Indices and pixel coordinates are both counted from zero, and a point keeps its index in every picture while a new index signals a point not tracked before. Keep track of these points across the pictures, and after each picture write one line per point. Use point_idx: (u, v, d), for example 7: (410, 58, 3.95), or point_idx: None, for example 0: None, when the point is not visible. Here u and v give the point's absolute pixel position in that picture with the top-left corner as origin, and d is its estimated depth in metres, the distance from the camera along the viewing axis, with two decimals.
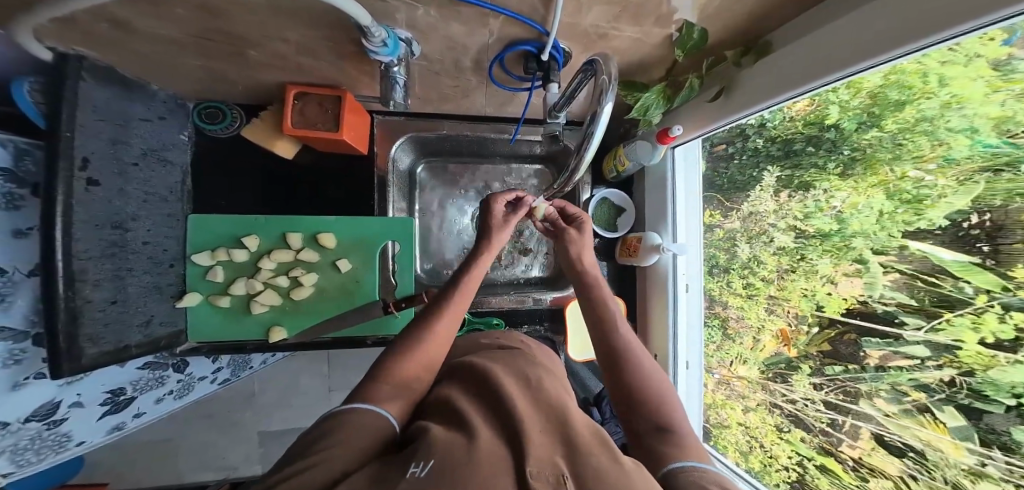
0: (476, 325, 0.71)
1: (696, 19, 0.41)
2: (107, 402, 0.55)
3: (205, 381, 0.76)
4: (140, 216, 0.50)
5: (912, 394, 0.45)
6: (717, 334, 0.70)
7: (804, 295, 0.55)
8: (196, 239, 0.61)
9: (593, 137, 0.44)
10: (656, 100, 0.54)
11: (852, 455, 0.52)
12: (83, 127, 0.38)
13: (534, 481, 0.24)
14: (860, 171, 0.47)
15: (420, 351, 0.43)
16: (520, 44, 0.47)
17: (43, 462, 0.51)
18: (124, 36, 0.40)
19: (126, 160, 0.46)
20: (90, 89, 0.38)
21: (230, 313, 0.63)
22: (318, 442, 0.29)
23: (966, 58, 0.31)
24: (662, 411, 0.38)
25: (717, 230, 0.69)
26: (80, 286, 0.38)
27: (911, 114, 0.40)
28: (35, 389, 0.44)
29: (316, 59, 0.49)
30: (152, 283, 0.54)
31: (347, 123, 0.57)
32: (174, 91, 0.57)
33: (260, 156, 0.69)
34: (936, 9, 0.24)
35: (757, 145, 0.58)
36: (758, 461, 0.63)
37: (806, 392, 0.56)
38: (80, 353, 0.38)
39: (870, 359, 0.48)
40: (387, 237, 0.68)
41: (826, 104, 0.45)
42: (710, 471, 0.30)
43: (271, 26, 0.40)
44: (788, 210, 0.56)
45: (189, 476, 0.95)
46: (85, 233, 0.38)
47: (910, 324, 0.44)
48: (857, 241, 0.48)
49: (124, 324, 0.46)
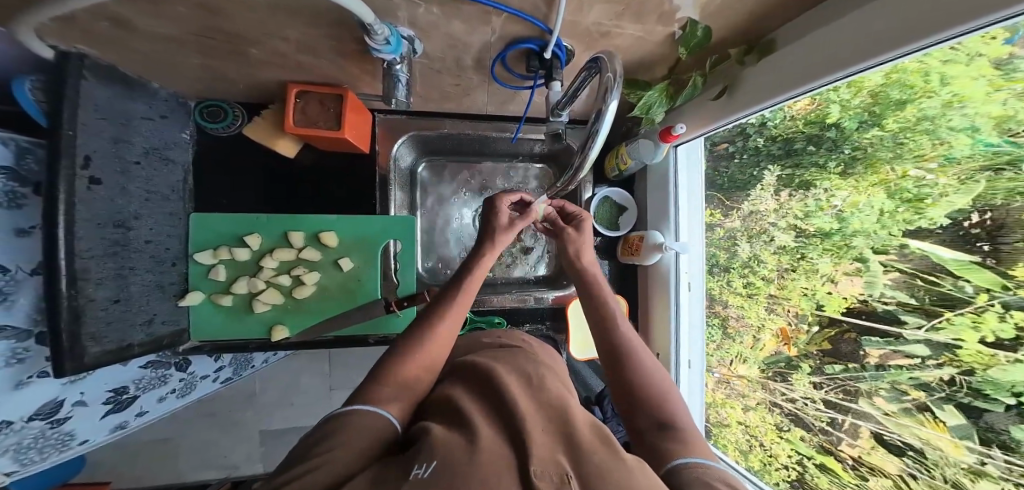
0: (477, 324, 0.71)
1: (699, 17, 0.42)
2: (109, 401, 0.55)
3: (207, 380, 0.76)
4: (142, 214, 0.50)
5: (911, 392, 0.45)
6: (717, 333, 0.70)
7: (804, 294, 0.55)
8: (198, 238, 0.61)
9: (597, 135, 0.44)
10: (658, 98, 0.54)
11: (852, 453, 0.52)
12: (85, 125, 0.38)
13: (539, 481, 0.24)
14: (860, 170, 0.47)
15: (421, 351, 0.43)
16: (522, 42, 0.47)
17: (46, 461, 0.51)
18: (125, 34, 0.40)
19: (127, 159, 0.46)
20: (91, 87, 0.38)
21: (232, 313, 0.63)
22: (320, 444, 0.29)
23: (968, 57, 0.31)
24: (663, 408, 0.38)
25: (717, 229, 0.69)
26: (83, 285, 0.38)
27: (912, 113, 0.40)
28: (38, 388, 0.44)
29: (318, 57, 0.49)
30: (154, 282, 0.54)
31: (349, 121, 0.57)
32: (175, 89, 0.57)
33: (261, 155, 0.69)
34: (940, 8, 0.24)
35: (758, 144, 0.58)
36: (759, 460, 0.63)
37: (806, 390, 0.57)
38: (83, 352, 0.38)
39: (870, 358, 0.48)
40: (388, 235, 0.68)
41: (828, 103, 0.45)
42: (713, 467, 0.30)
43: (273, 24, 0.40)
44: (788, 209, 0.57)
45: (190, 474, 0.96)
46: (87, 232, 0.38)
47: (910, 322, 0.44)
48: (857, 240, 0.48)
49: (127, 323, 0.46)
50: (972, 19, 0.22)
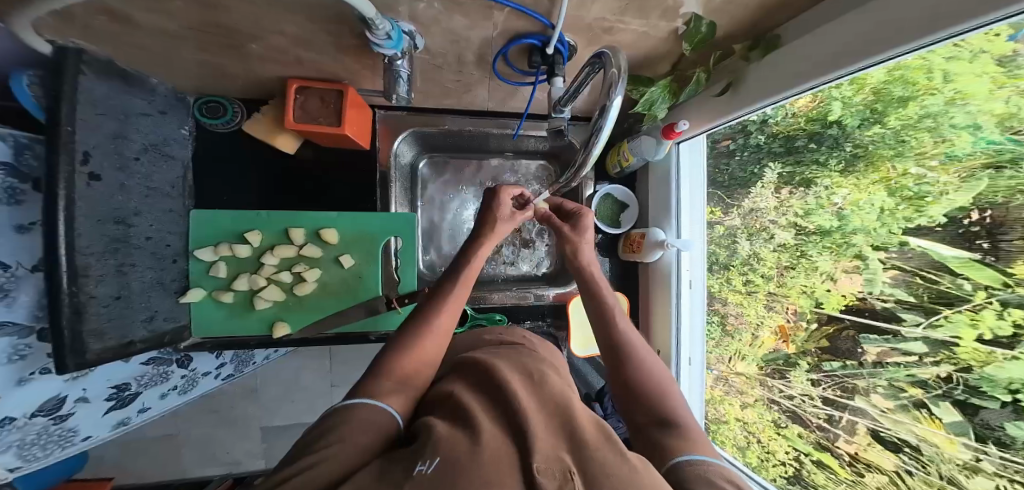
0: (478, 321, 0.70)
1: (704, 13, 0.41)
2: (112, 397, 0.55)
3: (209, 376, 0.75)
4: (142, 211, 0.50)
5: (908, 389, 0.45)
6: (717, 331, 0.70)
7: (803, 292, 0.55)
8: (199, 234, 0.62)
9: (601, 132, 0.43)
10: (662, 95, 0.54)
11: (849, 450, 0.53)
12: (84, 121, 0.37)
13: (542, 479, 0.24)
14: (861, 168, 0.47)
15: (418, 346, 0.43)
16: (524, 38, 0.46)
17: (50, 457, 0.51)
18: (123, 28, 0.39)
19: (126, 155, 0.46)
20: (89, 82, 0.38)
21: (234, 309, 0.63)
22: (325, 436, 0.30)
23: (971, 55, 0.31)
24: (665, 404, 0.38)
25: (718, 227, 0.69)
26: (84, 282, 0.38)
27: (913, 111, 0.40)
28: (41, 384, 0.44)
29: (319, 53, 0.48)
30: (155, 278, 0.54)
31: (349, 118, 0.57)
32: (173, 85, 0.57)
33: (262, 152, 0.68)
34: (949, 3, 0.24)
35: (760, 141, 0.58)
36: (756, 456, 0.64)
37: (803, 387, 0.57)
38: (85, 349, 0.39)
39: (868, 355, 0.49)
40: (390, 231, 0.67)
41: (828, 101, 0.45)
42: (715, 464, 0.30)
43: (272, 18, 0.39)
44: (789, 207, 0.56)
45: (194, 469, 0.96)
46: (87, 228, 0.38)
47: (909, 320, 0.44)
48: (857, 237, 0.48)
49: (127, 320, 0.46)
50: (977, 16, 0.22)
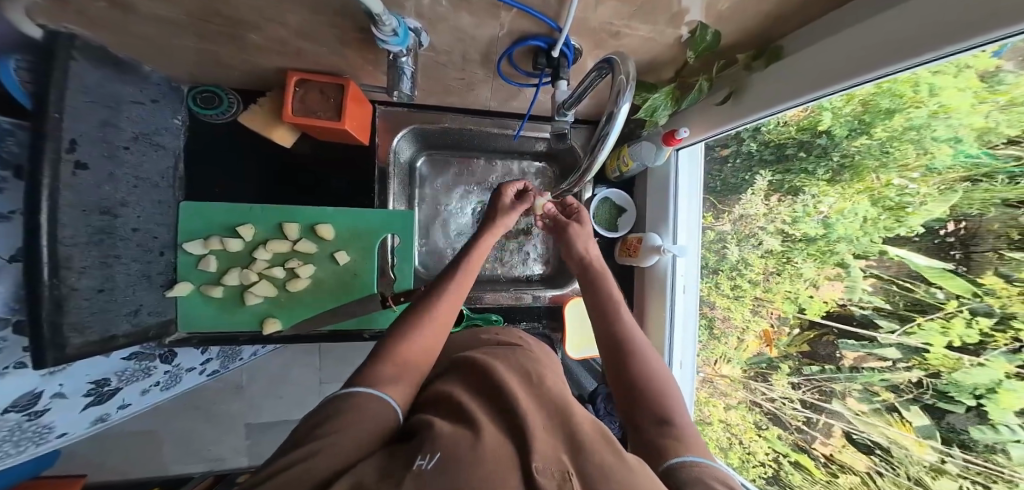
0: (473, 320, 0.71)
1: (710, 21, 0.42)
2: (90, 393, 0.53)
3: (193, 373, 0.72)
4: (129, 201, 0.48)
5: (882, 393, 0.48)
6: (705, 333, 0.72)
7: (787, 297, 0.57)
8: (189, 226, 0.60)
9: (606, 138, 0.44)
10: (664, 101, 0.55)
11: (824, 452, 0.55)
12: (74, 108, 0.36)
13: (542, 478, 0.24)
14: (847, 178, 0.49)
15: (411, 342, 0.41)
16: (530, 39, 0.46)
17: (22, 455, 0.49)
18: (120, 15, 0.38)
19: (115, 143, 0.44)
20: (80, 68, 0.36)
21: (222, 304, 0.62)
22: (323, 425, 0.29)
23: (957, 69, 0.32)
24: (662, 403, 0.39)
25: (709, 231, 0.71)
26: (65, 274, 0.36)
27: (900, 123, 0.41)
28: (12, 380, 0.42)
29: (318, 45, 0.47)
30: (140, 271, 0.52)
31: (349, 113, 0.56)
32: (165, 73, 0.55)
33: (253, 143, 0.66)
34: (960, 23, 0.25)
35: (752, 149, 0.59)
36: (737, 457, 0.66)
37: (784, 391, 0.59)
38: (64, 343, 0.37)
39: (846, 360, 0.51)
40: (388, 229, 0.67)
41: (820, 111, 0.46)
42: (710, 466, 0.31)
43: (274, 9, 0.38)
44: (777, 215, 0.58)
45: (174, 466, 0.94)
46: (72, 217, 0.37)
47: (885, 327, 0.46)
48: (841, 245, 0.50)
49: (110, 314, 0.45)
50: (996, 29, 0.22)
